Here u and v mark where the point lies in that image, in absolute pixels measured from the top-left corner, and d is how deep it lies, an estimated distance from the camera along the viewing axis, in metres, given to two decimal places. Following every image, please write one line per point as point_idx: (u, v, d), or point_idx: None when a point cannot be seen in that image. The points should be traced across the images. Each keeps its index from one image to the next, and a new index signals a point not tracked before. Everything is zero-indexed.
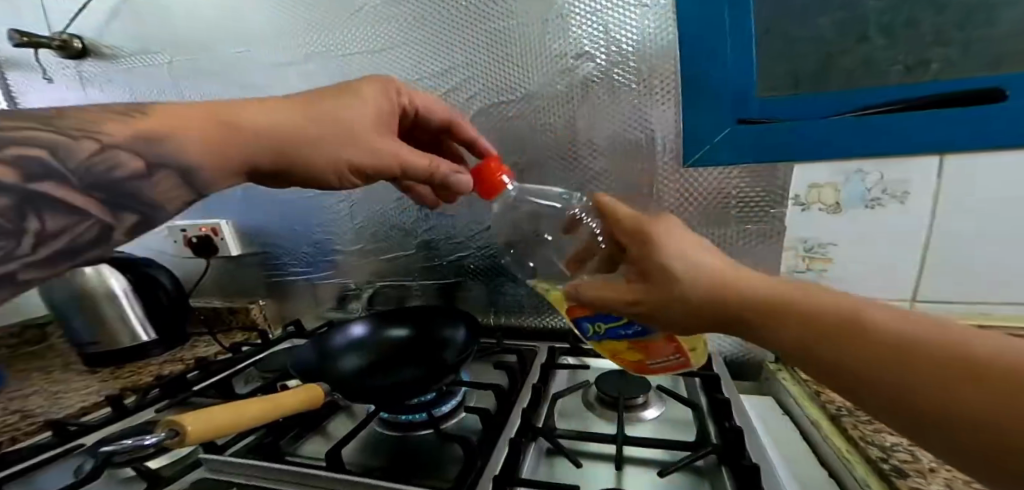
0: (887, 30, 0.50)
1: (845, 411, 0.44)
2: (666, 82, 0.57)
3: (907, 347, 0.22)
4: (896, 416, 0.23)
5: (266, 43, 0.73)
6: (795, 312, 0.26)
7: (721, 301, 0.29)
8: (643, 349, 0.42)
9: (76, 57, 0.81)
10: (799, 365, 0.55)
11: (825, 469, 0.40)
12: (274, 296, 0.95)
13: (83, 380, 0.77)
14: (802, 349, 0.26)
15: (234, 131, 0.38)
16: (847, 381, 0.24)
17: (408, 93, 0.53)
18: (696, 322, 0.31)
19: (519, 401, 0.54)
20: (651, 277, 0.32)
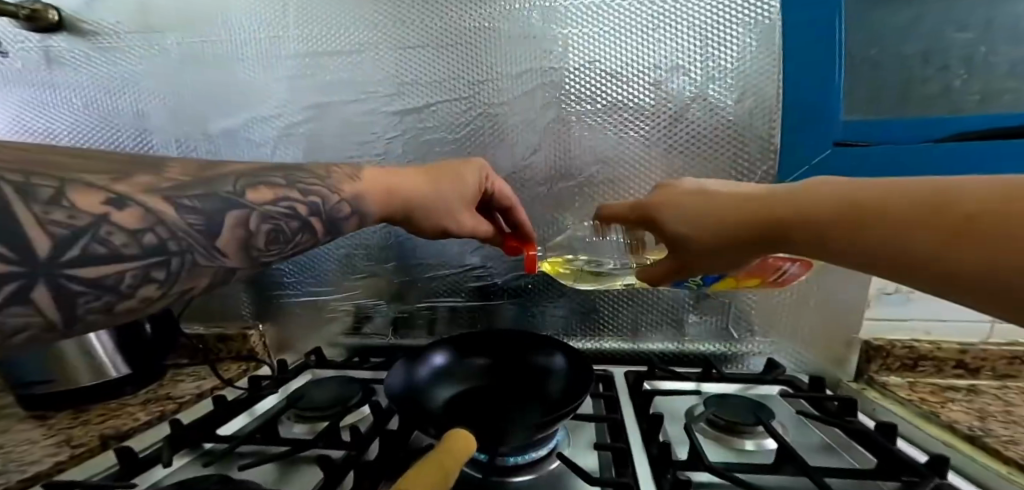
0: (968, 60, 0.57)
1: (980, 432, 0.44)
2: (764, 100, 0.57)
3: (901, 212, 0.25)
4: (901, 276, 0.25)
5: (307, 27, 0.62)
6: (793, 221, 0.31)
7: (734, 234, 0.35)
8: (754, 275, 0.52)
9: (47, 31, 0.65)
10: (889, 385, 0.56)
11: (966, 478, 0.41)
12: (276, 321, 0.81)
13: (28, 429, 0.60)
14: (817, 248, 0.30)
15: (395, 196, 0.48)
16: (858, 260, 0.27)
17: (500, 185, 0.57)
18: (729, 260, 0.38)
19: (632, 435, 0.50)
20: (676, 240, 0.40)
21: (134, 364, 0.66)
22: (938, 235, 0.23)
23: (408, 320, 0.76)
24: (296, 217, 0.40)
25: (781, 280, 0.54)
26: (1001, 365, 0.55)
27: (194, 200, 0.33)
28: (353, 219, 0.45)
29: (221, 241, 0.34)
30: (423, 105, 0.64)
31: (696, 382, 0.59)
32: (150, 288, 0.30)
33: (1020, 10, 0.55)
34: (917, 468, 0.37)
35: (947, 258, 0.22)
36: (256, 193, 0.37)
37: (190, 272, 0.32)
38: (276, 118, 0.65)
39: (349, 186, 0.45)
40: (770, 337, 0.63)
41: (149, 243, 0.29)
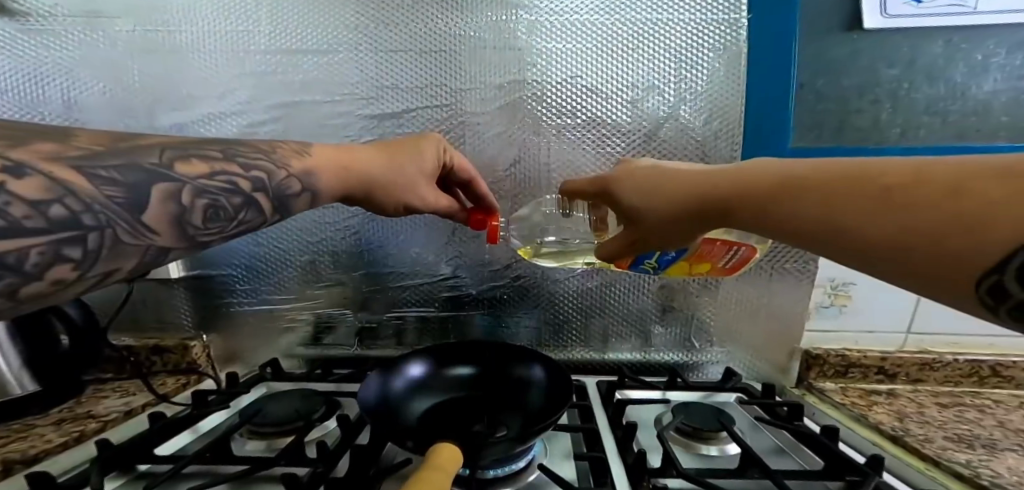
0: (893, 96, 0.61)
1: (901, 431, 0.51)
2: (729, 123, 0.62)
3: (841, 184, 0.25)
4: (837, 251, 0.25)
5: (280, 23, 0.58)
6: (743, 196, 0.31)
7: (686, 209, 0.36)
8: (703, 259, 0.51)
9: None
10: (826, 389, 0.63)
11: (901, 478, 0.45)
12: (221, 329, 0.74)
13: None
14: (762, 224, 0.30)
15: (352, 175, 0.45)
16: (797, 236, 0.27)
17: (459, 159, 0.54)
18: (680, 235, 0.39)
19: (607, 446, 0.52)
20: (636, 214, 0.41)
21: (43, 378, 0.58)
22: (867, 208, 0.23)
23: (374, 329, 0.73)
24: (238, 193, 0.36)
25: (744, 263, 0.52)
26: (914, 370, 0.62)
27: (112, 171, 0.29)
28: (304, 197, 0.41)
29: (149, 216, 0.30)
30: (404, 111, 0.63)
31: (663, 391, 0.62)
32: (64, 268, 0.26)
33: (935, 50, 0.60)
34: (861, 467, 0.42)
35: (876, 229, 0.23)
36: (187, 166, 0.33)
37: (113, 250, 0.28)
38: (238, 115, 0.60)
39: (298, 162, 0.41)
40: (725, 346, 0.68)
41: (57, 216, 0.25)
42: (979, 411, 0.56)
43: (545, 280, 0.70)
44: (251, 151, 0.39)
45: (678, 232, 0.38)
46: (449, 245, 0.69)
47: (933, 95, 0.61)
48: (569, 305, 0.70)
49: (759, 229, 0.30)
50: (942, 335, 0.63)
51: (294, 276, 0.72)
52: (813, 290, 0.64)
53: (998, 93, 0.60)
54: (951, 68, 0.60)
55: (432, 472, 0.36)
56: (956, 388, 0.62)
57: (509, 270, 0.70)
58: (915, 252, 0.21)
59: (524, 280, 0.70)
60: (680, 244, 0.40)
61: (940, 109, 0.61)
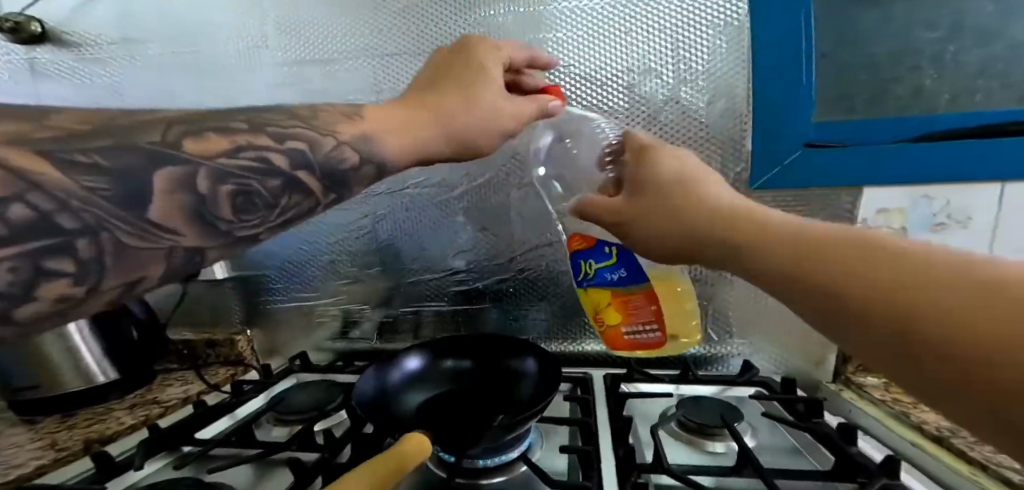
0: (938, 61, 0.51)
1: (949, 433, 0.43)
2: (735, 102, 0.57)
3: (903, 270, 0.18)
4: (869, 347, 0.19)
5: (286, 38, 0.64)
6: (779, 235, 0.24)
7: (702, 218, 0.30)
8: (620, 306, 0.46)
9: (29, 43, 0.66)
10: (866, 385, 0.55)
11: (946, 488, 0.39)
12: (262, 324, 0.80)
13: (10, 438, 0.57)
14: (781, 266, 0.23)
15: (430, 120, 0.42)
16: (815, 300, 0.21)
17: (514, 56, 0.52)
18: (671, 242, 0.32)
19: (603, 439, 0.50)
20: (643, 199, 0.35)
21: (123, 369, 0.63)
22: (916, 300, 0.17)
23: (396, 324, 0.76)
24: (275, 174, 0.33)
25: (637, 354, 0.49)
26: None
27: (93, 154, 0.25)
28: (365, 167, 0.39)
29: (154, 214, 0.27)
30: None
31: (673, 386, 0.59)
32: (60, 284, 0.24)
33: (988, 7, 0.50)
34: (864, 472, 0.37)
35: (928, 333, 0.16)
36: (198, 144, 0.30)
37: (119, 257, 0.26)
38: None
39: (349, 126, 0.39)
40: (748, 338, 0.63)
41: (19, 220, 0.22)
42: None
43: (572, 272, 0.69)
44: (286, 119, 0.37)
45: (676, 242, 0.32)
46: (457, 238, 0.71)
47: (988, 56, 0.50)
48: (584, 297, 0.70)
49: (765, 272, 0.24)
50: None
51: (317, 270, 0.76)
52: None
53: None
54: (1011, 23, 0.49)
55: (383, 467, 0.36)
56: None
57: (515, 261, 0.71)
58: (1007, 406, 0.13)
59: (536, 275, 0.70)
60: (669, 262, 0.34)
61: (999, 70, 0.50)
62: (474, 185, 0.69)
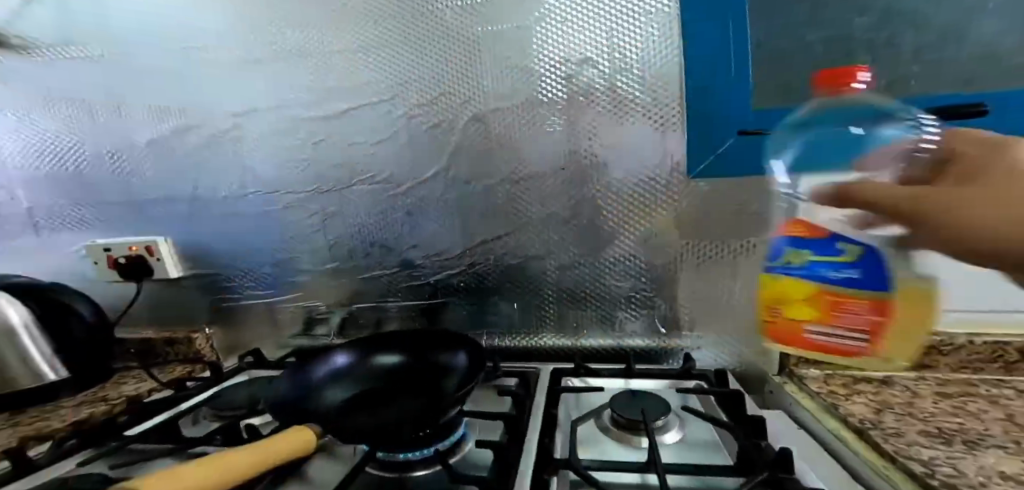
0: (871, 47, 0.50)
1: (870, 425, 0.42)
2: (672, 90, 0.56)
3: None
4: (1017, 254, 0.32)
5: (225, 36, 0.63)
6: (923, 195, 0.33)
7: (922, 199, 0.33)
8: (831, 313, 0.39)
9: None
10: (806, 377, 0.55)
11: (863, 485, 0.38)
12: (223, 322, 0.77)
13: None
14: (914, 205, 0.33)
15: None
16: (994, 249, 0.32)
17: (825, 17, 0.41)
18: (891, 194, 0.34)
19: (530, 431, 0.49)
20: (976, 166, 0.35)
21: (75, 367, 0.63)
22: None
23: (349, 320, 0.75)
24: None
25: (801, 352, 0.42)
26: (919, 356, 0.51)
27: None
28: None
29: None
30: (345, 110, 0.66)
31: (623, 379, 0.59)
32: None
33: None
34: (761, 464, 0.37)
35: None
36: None
37: None
38: (200, 127, 0.66)
39: None
40: (698, 328, 0.63)
41: None
42: (988, 403, 0.44)
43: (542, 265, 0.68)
44: None
45: (986, 211, 0.32)
46: (409, 232, 0.70)
47: (921, 40, 0.49)
48: (549, 293, 0.68)
49: (896, 210, 0.34)
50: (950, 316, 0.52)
51: (272, 270, 0.73)
52: None
53: (1007, 33, 0.47)
54: (943, 6, 0.48)
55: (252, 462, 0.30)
56: (976, 375, 0.51)
57: (464, 256, 0.70)
58: None
59: (495, 270, 0.70)
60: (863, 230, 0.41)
61: (934, 55, 0.49)
62: (421, 181, 0.68)
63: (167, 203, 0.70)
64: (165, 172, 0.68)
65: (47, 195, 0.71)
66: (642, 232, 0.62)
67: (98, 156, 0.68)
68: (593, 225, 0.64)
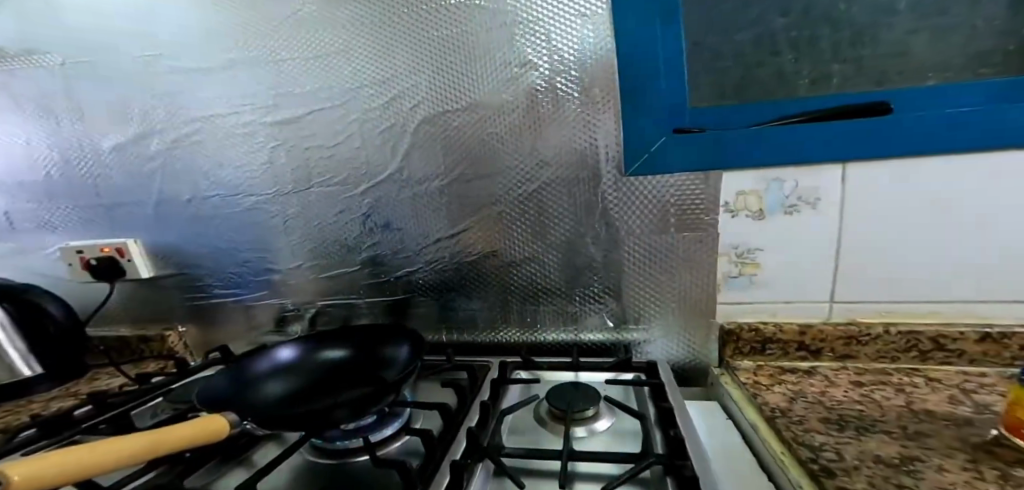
0: (795, 46, 0.52)
1: (779, 413, 0.44)
2: (608, 91, 0.58)
3: None
4: None
5: (182, 43, 0.65)
6: None
7: None
8: None
9: None
10: (738, 368, 0.57)
11: (761, 470, 0.39)
12: (196, 320, 0.79)
13: None
14: None
15: None
16: None
17: None
18: None
19: (466, 420, 0.51)
20: None
21: (49, 363, 0.67)
22: None
23: (318, 317, 0.78)
24: None
25: None
26: (841, 346, 0.54)
27: None
28: None
29: None
30: (301, 114, 0.68)
31: (573, 372, 0.62)
32: None
33: None
34: (657, 452, 0.39)
35: None
36: None
37: None
38: (163, 131, 0.68)
39: None
40: (644, 322, 0.65)
41: None
42: (895, 391, 0.46)
43: (500, 259, 0.70)
44: None
45: None
46: (368, 231, 0.73)
47: (839, 40, 0.50)
48: (507, 288, 0.70)
49: None
50: (871, 307, 0.54)
51: (238, 268, 0.76)
52: (717, 259, 0.58)
53: (917, 32, 0.49)
54: (857, 6, 0.49)
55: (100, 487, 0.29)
56: (893, 365, 0.53)
57: (422, 254, 0.73)
58: None
59: (452, 266, 0.72)
60: None
61: (851, 55, 0.50)
62: (377, 182, 0.70)
63: (134, 206, 0.72)
64: (132, 175, 0.70)
65: (21, 198, 0.73)
66: (587, 229, 0.64)
67: (67, 159, 0.70)
68: (542, 222, 0.66)
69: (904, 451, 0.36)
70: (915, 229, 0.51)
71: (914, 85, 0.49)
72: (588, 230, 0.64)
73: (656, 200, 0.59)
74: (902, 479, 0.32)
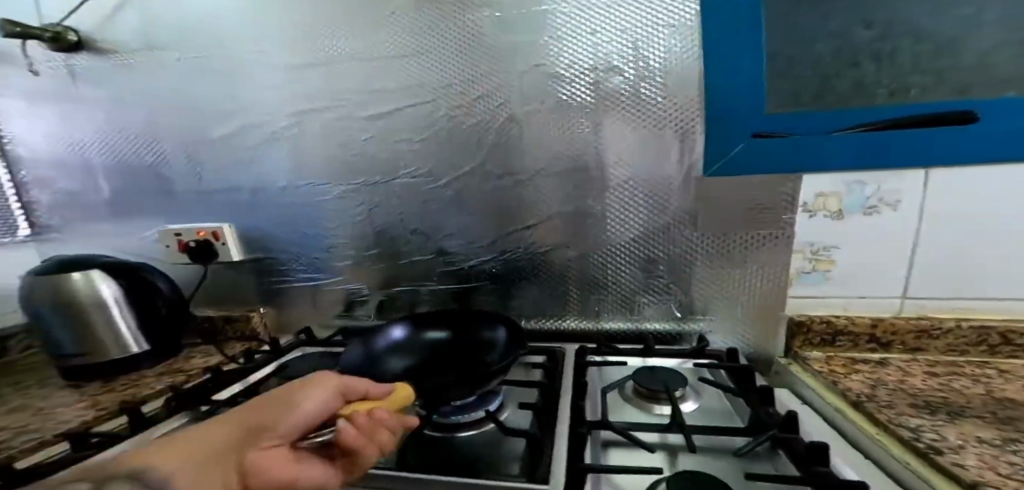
0: (877, 57, 0.55)
1: (865, 398, 0.49)
2: (692, 97, 0.61)
3: None
4: None
5: (285, 43, 0.70)
6: None
7: None
8: None
9: (68, 50, 0.74)
10: (808, 358, 0.61)
11: (860, 451, 0.44)
12: (276, 303, 0.84)
13: (61, 396, 0.63)
14: None
15: None
16: None
17: None
18: None
19: (563, 396, 0.56)
20: None
21: (153, 341, 0.70)
22: None
23: (387, 302, 0.82)
24: None
25: None
26: (911, 339, 0.58)
27: None
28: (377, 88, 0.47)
29: None
30: (390, 110, 0.72)
31: (639, 358, 0.66)
32: None
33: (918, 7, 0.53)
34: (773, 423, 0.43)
35: None
36: None
37: None
38: (263, 124, 0.74)
39: None
40: (709, 314, 0.69)
41: None
42: (972, 380, 0.51)
43: (571, 251, 0.73)
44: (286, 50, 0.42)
45: None
46: (447, 221, 0.77)
47: (921, 53, 0.54)
48: (577, 279, 0.74)
49: None
50: (933, 303, 0.58)
51: (319, 253, 0.80)
52: (791, 256, 0.62)
53: (995, 49, 0.52)
54: (939, 23, 0.53)
55: (364, 450, 0.35)
56: (962, 357, 0.57)
57: (497, 243, 0.76)
58: None
59: (525, 257, 0.76)
60: None
61: (932, 66, 0.54)
62: (460, 174, 0.74)
63: (232, 193, 0.77)
64: (232, 164, 0.76)
65: (124, 182, 0.79)
66: (662, 225, 0.68)
67: (174, 147, 0.76)
68: (617, 218, 0.70)
69: (1004, 434, 0.40)
70: (987, 232, 0.55)
71: (995, 97, 0.52)
72: (661, 225, 0.68)
73: (734, 199, 0.63)
74: (1008, 456, 0.37)
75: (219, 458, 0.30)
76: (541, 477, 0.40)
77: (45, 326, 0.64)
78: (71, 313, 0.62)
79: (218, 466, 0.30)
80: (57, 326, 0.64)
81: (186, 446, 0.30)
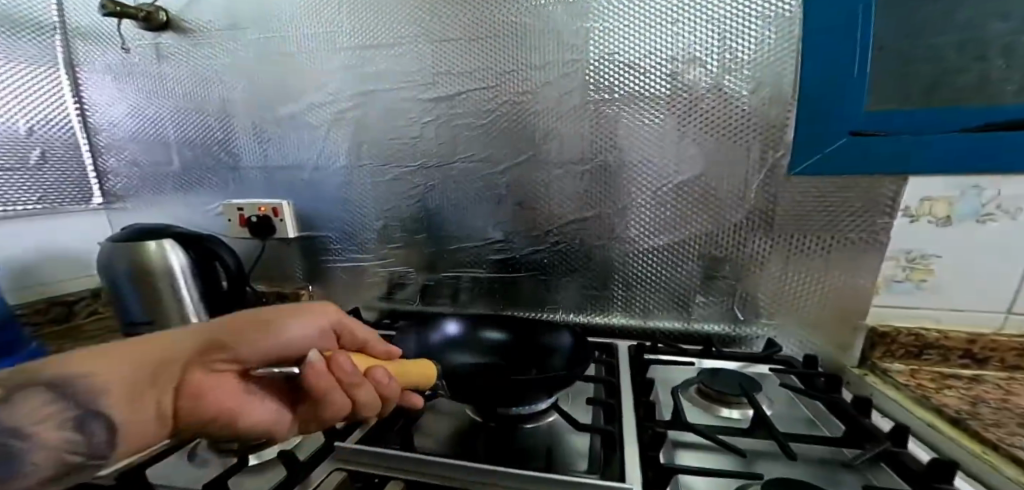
0: (1008, 51, 0.51)
1: (966, 415, 0.45)
2: (782, 91, 0.58)
3: None
4: None
5: (359, 25, 0.72)
6: None
7: None
8: None
9: (157, 30, 0.79)
10: (890, 370, 0.58)
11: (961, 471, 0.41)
12: (322, 282, 0.84)
13: None
14: None
15: None
16: None
17: None
18: None
19: (623, 393, 0.54)
20: None
21: (212, 313, 0.71)
22: None
23: (434, 288, 0.81)
24: None
25: None
26: (1011, 357, 0.55)
27: None
28: None
29: None
30: (454, 93, 0.72)
31: (697, 359, 0.63)
32: None
33: None
34: (880, 438, 0.43)
35: None
36: None
37: None
38: (333, 103, 0.75)
39: None
40: (776, 319, 0.66)
41: None
42: None
43: (630, 247, 0.70)
44: None
45: None
46: (497, 210, 0.75)
47: None
48: (632, 275, 0.71)
49: None
50: None
51: (370, 233, 0.80)
52: (884, 262, 0.59)
53: None
54: None
55: (331, 391, 0.35)
56: None
57: (551, 234, 0.74)
58: None
59: (578, 251, 0.73)
60: None
61: None
62: (517, 163, 0.72)
63: (293, 172, 0.79)
64: (299, 142, 0.78)
65: (193, 155, 0.82)
66: (732, 224, 0.64)
67: (243, 125, 0.79)
68: (683, 215, 0.67)
69: None
70: None
71: None
72: (728, 223, 0.65)
73: (829, 204, 0.59)
74: None
75: (165, 374, 0.30)
76: (621, 474, 0.39)
77: (118, 294, 0.66)
78: (142, 283, 0.64)
79: (159, 384, 0.29)
80: (129, 294, 0.65)
81: (148, 355, 0.29)
